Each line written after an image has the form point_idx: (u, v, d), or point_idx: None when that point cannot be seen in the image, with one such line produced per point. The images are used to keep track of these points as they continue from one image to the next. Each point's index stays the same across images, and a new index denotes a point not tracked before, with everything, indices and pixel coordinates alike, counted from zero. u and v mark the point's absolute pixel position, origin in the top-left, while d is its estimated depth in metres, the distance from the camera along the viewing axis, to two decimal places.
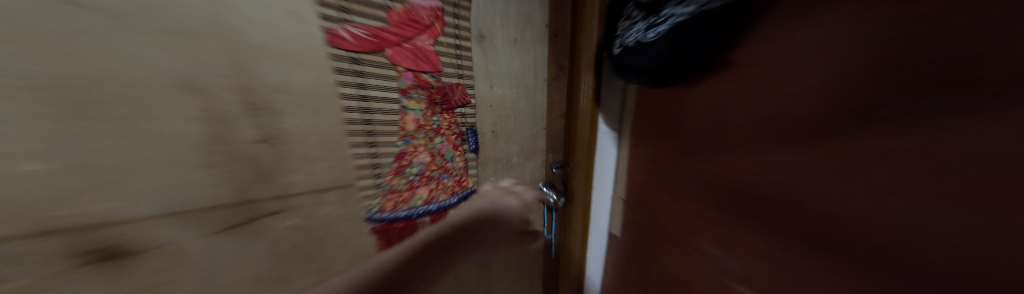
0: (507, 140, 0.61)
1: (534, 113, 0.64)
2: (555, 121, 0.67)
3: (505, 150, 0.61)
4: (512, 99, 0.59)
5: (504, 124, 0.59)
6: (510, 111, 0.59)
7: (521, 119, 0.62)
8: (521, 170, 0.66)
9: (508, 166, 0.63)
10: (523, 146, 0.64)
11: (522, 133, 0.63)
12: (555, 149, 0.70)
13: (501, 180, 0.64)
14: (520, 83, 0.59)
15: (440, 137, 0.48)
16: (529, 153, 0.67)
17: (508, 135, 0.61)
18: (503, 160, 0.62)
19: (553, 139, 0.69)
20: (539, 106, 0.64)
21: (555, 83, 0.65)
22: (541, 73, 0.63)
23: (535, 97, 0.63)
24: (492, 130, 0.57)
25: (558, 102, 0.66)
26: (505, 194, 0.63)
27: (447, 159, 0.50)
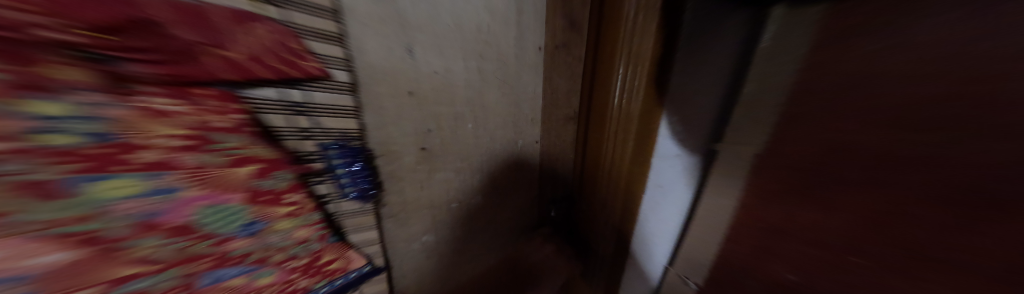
0: (464, 164, 0.34)
1: (520, 113, 0.38)
2: (558, 128, 0.39)
3: (460, 179, 0.35)
4: (470, 80, 0.31)
5: (456, 134, 0.31)
6: (470, 107, 0.32)
7: (492, 123, 0.35)
8: (492, 206, 0.41)
9: (468, 202, 0.37)
10: (495, 169, 0.38)
11: (494, 147, 0.37)
12: (553, 175, 0.43)
13: (458, 227, 0.38)
14: (489, 54, 0.31)
15: (142, 175, 0.11)
16: (507, 180, 0.41)
17: (464, 155, 0.34)
18: (453, 199, 0.35)
19: (548, 156, 0.43)
20: (528, 100, 0.38)
21: (558, 57, 0.35)
22: (532, 36, 0.34)
23: (523, 84, 0.36)
24: (424, 145, 0.29)
25: (565, 95, 0.36)
26: (464, 243, 0.40)
27: (250, 227, 0.16)
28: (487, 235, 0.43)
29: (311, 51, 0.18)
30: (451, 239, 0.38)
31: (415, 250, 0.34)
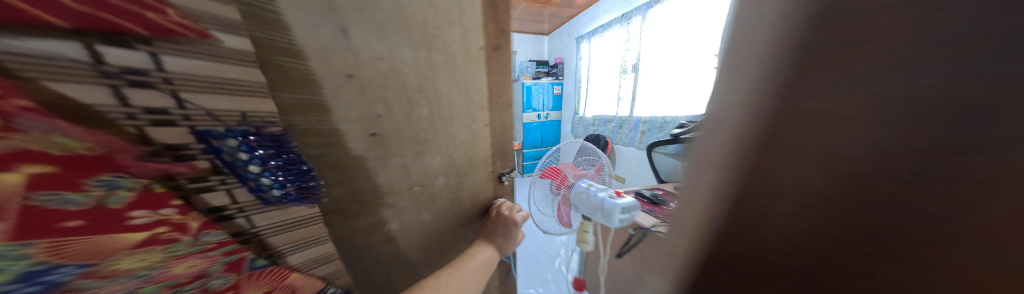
0: (421, 149, 0.35)
1: (471, 104, 0.40)
2: (502, 113, 0.45)
3: (419, 164, 0.36)
4: (419, 69, 0.31)
5: (410, 119, 0.32)
6: (422, 94, 0.32)
7: (446, 111, 0.36)
8: (454, 188, 0.43)
9: (430, 186, 0.39)
10: (454, 152, 0.41)
11: (450, 133, 0.39)
12: (505, 154, 0.51)
13: (422, 210, 0.39)
14: (437, 46, 0.32)
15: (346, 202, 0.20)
16: (466, 161, 0.44)
17: (421, 140, 0.35)
18: (414, 183, 0.36)
19: (498, 141, 0.47)
20: (478, 92, 0.40)
21: (496, 57, 0.40)
22: (473, 36, 0.36)
23: (470, 78, 0.38)
24: (374, 132, 0.29)
25: (504, 85, 0.43)
26: (428, 226, 0.42)
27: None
28: (451, 217, 0.45)
29: (185, 29, 0.16)
30: (415, 222, 0.39)
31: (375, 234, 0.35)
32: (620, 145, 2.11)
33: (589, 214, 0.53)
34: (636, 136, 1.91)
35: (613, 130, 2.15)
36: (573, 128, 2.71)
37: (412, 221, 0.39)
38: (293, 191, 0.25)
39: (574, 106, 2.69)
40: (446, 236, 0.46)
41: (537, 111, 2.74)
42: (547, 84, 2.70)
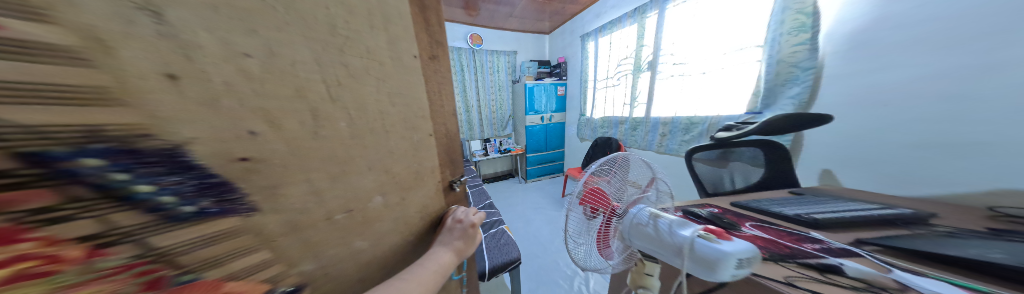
0: (342, 170, 0.28)
1: (411, 112, 0.37)
2: (446, 119, 0.49)
3: (346, 187, 0.29)
4: (327, 75, 0.25)
5: (319, 134, 0.25)
6: (334, 104, 0.26)
7: (376, 121, 0.31)
8: (400, 205, 0.38)
9: (362, 210, 0.32)
10: (393, 165, 0.35)
11: (387, 145, 0.33)
12: (454, 160, 0.53)
13: (349, 242, 0.32)
14: (354, 51, 0.28)
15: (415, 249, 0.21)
16: (412, 173, 0.39)
17: (343, 159, 0.28)
18: (339, 210, 0.29)
19: (445, 146, 0.49)
20: (418, 101, 0.39)
21: (432, 67, 0.44)
22: (405, 44, 0.35)
23: (406, 86, 0.36)
24: (248, 155, 0.20)
25: (444, 93, 0.48)
26: (365, 257, 0.34)
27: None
28: (398, 238, 0.39)
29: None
30: (341, 258, 0.31)
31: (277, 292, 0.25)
32: (635, 148, 1.97)
33: (663, 253, 0.49)
34: (655, 138, 1.76)
35: (626, 132, 2.01)
36: (579, 130, 2.59)
37: (348, 249, 0.32)
38: (215, 209, 0.18)
39: (577, 107, 2.57)
40: (393, 262, 0.39)
41: (540, 114, 2.62)
42: (550, 85, 2.58)
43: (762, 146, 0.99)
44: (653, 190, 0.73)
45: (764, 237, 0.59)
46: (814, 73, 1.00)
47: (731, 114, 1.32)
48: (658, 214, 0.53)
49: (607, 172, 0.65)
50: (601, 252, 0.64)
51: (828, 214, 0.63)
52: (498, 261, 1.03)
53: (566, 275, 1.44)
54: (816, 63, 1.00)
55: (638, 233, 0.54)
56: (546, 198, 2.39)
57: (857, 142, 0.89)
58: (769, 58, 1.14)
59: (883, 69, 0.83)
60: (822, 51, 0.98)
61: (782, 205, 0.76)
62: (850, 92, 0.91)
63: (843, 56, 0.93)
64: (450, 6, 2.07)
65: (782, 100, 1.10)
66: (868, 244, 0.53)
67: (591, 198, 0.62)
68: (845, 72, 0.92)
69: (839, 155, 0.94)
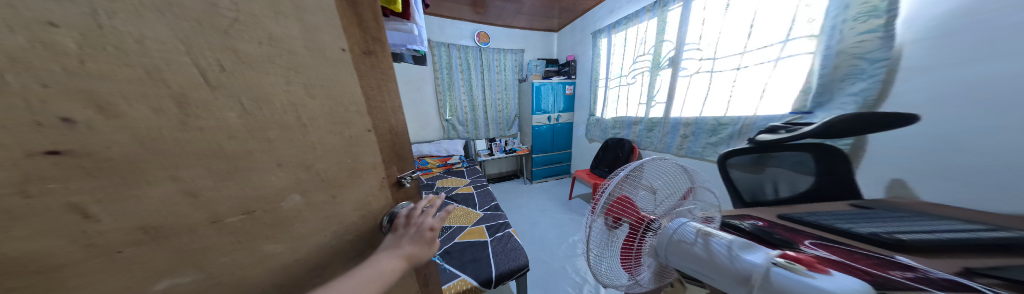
0: (231, 168, 0.24)
1: (340, 108, 0.33)
2: (391, 116, 0.43)
3: (241, 187, 0.26)
4: (198, 56, 0.20)
5: (190, 127, 0.20)
6: (213, 91, 0.21)
7: (286, 114, 0.27)
8: (329, 204, 0.35)
9: (269, 211, 0.29)
10: (317, 162, 0.32)
11: (304, 142, 0.29)
12: (402, 154, 0.48)
13: (253, 245, 0.29)
14: (245, 32, 0.23)
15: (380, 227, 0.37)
16: (345, 170, 0.36)
17: (233, 155, 0.24)
18: (231, 212, 0.25)
19: (388, 143, 0.43)
20: (350, 96, 0.34)
21: (368, 64, 0.37)
22: (327, 34, 0.30)
23: (326, 78, 0.30)
24: (66, 149, 0.15)
25: (384, 90, 0.41)
26: (279, 260, 0.32)
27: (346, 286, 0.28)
28: (327, 239, 0.36)
29: None
30: (238, 263, 0.28)
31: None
32: (650, 151, 1.81)
33: (713, 277, 0.40)
34: (674, 140, 1.60)
35: (641, 133, 1.85)
36: (588, 131, 2.44)
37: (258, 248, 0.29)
38: None
39: (587, 106, 2.43)
40: (320, 265, 0.36)
41: (547, 113, 2.52)
42: (558, 84, 2.48)
43: (812, 149, 0.88)
44: (696, 200, 0.64)
45: (829, 260, 0.50)
46: (886, 66, 0.79)
47: (771, 114, 1.11)
48: (710, 232, 0.43)
49: (634, 178, 0.59)
50: (627, 268, 0.58)
51: (917, 235, 0.51)
52: (504, 268, 0.97)
53: (576, 283, 1.34)
54: (890, 53, 0.78)
55: (679, 251, 0.45)
56: (552, 201, 2.29)
57: (948, 150, 0.65)
58: (826, 50, 0.94)
59: (989, 59, 0.61)
60: (898, 39, 0.76)
61: (852, 222, 0.64)
62: (935, 87, 0.68)
63: (928, 45, 0.71)
64: (458, 5, 2.06)
65: (843, 97, 0.89)
66: (981, 276, 0.38)
67: (615, 208, 0.56)
68: (934, 62, 0.69)
69: (916, 164, 0.70)
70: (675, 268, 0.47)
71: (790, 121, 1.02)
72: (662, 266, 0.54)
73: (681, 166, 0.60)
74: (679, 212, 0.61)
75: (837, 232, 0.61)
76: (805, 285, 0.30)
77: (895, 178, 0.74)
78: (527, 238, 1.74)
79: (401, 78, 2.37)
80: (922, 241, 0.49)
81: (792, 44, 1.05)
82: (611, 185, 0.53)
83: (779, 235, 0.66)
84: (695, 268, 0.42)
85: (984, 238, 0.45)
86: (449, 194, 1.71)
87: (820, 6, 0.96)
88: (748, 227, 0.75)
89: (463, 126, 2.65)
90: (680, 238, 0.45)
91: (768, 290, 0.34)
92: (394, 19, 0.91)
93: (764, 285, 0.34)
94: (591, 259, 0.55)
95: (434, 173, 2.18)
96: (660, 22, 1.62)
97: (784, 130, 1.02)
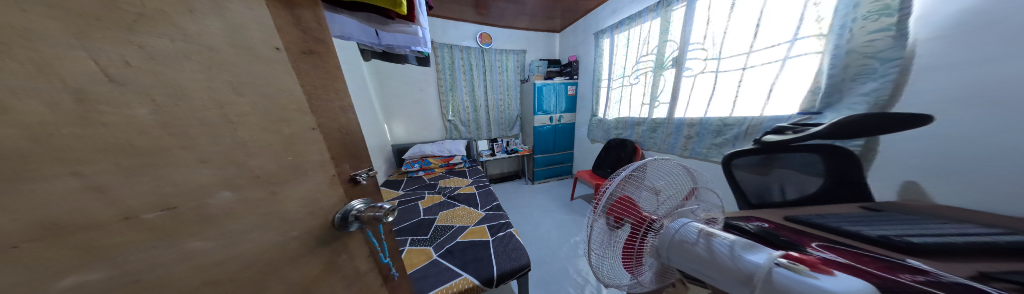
0: (145, 163, 0.22)
1: (275, 106, 0.31)
2: (341, 116, 0.42)
3: (157, 183, 0.24)
4: (98, 56, 0.20)
5: (92, 121, 0.19)
6: (118, 87, 0.20)
7: (207, 111, 0.26)
8: (265, 202, 0.32)
9: (194, 208, 0.26)
10: (251, 159, 0.30)
11: (231, 139, 0.27)
12: (358, 153, 0.46)
13: (176, 241, 0.25)
14: (153, 30, 0.23)
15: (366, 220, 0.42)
16: (287, 167, 0.33)
17: (145, 151, 0.22)
18: (148, 208, 0.23)
19: (339, 142, 0.41)
20: (287, 93, 0.33)
21: (311, 63, 0.37)
22: (257, 32, 0.30)
23: (260, 77, 0.30)
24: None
25: (334, 90, 0.41)
26: (217, 256, 0.28)
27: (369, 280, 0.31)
28: (271, 237, 0.33)
29: None
30: (163, 260, 0.25)
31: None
32: (654, 151, 1.81)
33: (716, 278, 0.41)
34: (678, 141, 1.59)
35: (644, 134, 1.85)
36: (590, 131, 2.45)
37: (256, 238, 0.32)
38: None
39: (589, 107, 2.44)
40: (272, 262, 0.34)
41: (549, 114, 2.53)
42: (561, 85, 2.49)
43: (823, 152, 0.89)
44: (699, 201, 0.65)
45: (839, 265, 0.48)
46: (899, 65, 0.78)
47: (780, 114, 1.10)
48: (711, 232, 0.44)
49: (637, 178, 0.60)
50: (629, 268, 0.59)
51: (931, 238, 0.50)
52: (508, 267, 0.98)
53: (577, 283, 1.35)
54: (903, 52, 0.78)
55: (680, 252, 0.46)
56: (554, 201, 2.30)
57: (963, 150, 0.66)
58: (835, 49, 0.94)
59: (1002, 58, 0.61)
60: (912, 37, 0.76)
61: (862, 224, 0.64)
62: (945, 86, 0.69)
63: (945, 42, 0.70)
64: (462, 7, 2.09)
65: (851, 97, 0.89)
66: (993, 280, 0.39)
67: (619, 207, 0.57)
68: (949, 61, 0.69)
69: (927, 164, 0.71)
70: (678, 269, 0.48)
71: (798, 122, 1.01)
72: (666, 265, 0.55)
73: (686, 168, 0.61)
74: (681, 212, 0.62)
75: (841, 232, 0.63)
76: (802, 284, 0.31)
77: (909, 180, 0.75)
78: (530, 238, 1.75)
79: (405, 79, 2.40)
80: (929, 238, 0.51)
81: (801, 44, 1.04)
82: (612, 185, 0.54)
83: (785, 237, 0.69)
84: (700, 269, 0.43)
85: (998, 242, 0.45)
86: (450, 194, 1.73)
87: (829, 4, 0.95)
88: (754, 229, 0.77)
89: (466, 126, 2.68)
90: (682, 240, 0.47)
91: (770, 289, 0.34)
92: (400, 21, 0.89)
93: (766, 285, 0.35)
94: (594, 258, 0.55)
95: (437, 173, 2.19)
96: (664, 23, 1.62)
97: (793, 131, 1.01)
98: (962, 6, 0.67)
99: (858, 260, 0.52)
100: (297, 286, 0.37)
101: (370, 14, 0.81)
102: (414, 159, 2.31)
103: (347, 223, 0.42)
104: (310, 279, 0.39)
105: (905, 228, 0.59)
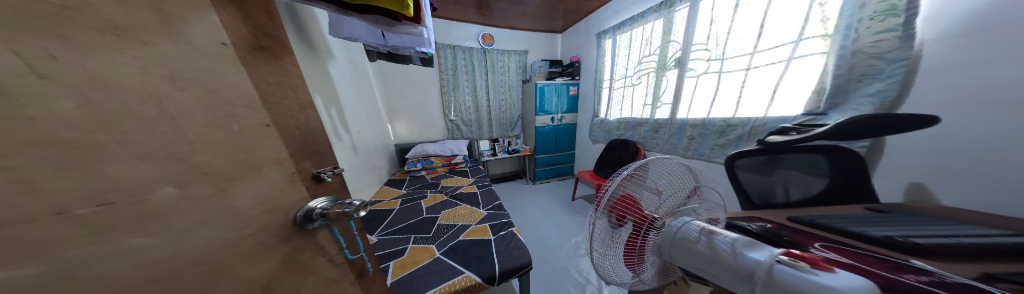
0: (76, 157, 0.20)
1: (222, 101, 0.30)
2: (297, 114, 0.44)
3: (91, 179, 0.21)
4: (20, 47, 0.17)
5: (17, 118, 0.17)
6: (45, 80, 0.18)
7: (143, 106, 0.24)
8: (217, 199, 0.30)
9: (132, 204, 0.23)
10: (196, 154, 0.27)
11: (173, 134, 0.25)
12: (316, 151, 0.48)
13: (115, 236, 0.23)
14: (75, 23, 0.21)
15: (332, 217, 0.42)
16: (237, 164, 0.31)
17: (78, 146, 0.20)
18: (83, 203, 0.21)
19: (297, 139, 0.43)
20: (236, 88, 0.31)
21: (259, 59, 0.38)
22: (198, 26, 0.29)
23: (202, 71, 0.28)
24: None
25: (285, 87, 0.42)
26: (159, 253, 0.26)
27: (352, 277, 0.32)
28: (221, 234, 0.30)
29: None
30: (95, 259, 0.22)
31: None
32: (656, 152, 1.79)
33: (718, 276, 0.40)
34: (680, 141, 1.58)
35: (646, 135, 1.83)
36: (591, 132, 2.44)
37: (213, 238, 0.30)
38: None
39: (591, 107, 2.42)
40: (226, 259, 0.31)
41: (551, 114, 2.52)
42: (563, 85, 2.48)
43: (830, 153, 0.83)
44: (700, 200, 0.64)
45: (841, 262, 0.46)
46: (905, 66, 0.77)
47: (783, 115, 1.10)
48: (714, 230, 0.43)
49: (638, 178, 0.60)
50: (630, 266, 0.57)
51: (932, 238, 0.51)
52: (510, 265, 0.98)
53: (578, 283, 1.35)
54: (909, 53, 0.76)
55: (682, 249, 0.45)
56: (555, 201, 2.29)
57: (976, 152, 0.63)
58: (841, 49, 0.92)
59: (1005, 60, 0.60)
60: (920, 37, 0.74)
61: (869, 225, 0.63)
62: (963, 86, 0.66)
63: (950, 44, 0.69)
64: (464, 7, 2.09)
65: (858, 98, 0.87)
66: (998, 281, 0.38)
67: (620, 206, 0.56)
68: (955, 62, 0.68)
69: (933, 165, 0.70)
70: (680, 267, 0.47)
71: (802, 123, 0.99)
72: (667, 264, 0.54)
73: (688, 168, 0.60)
74: (683, 211, 0.61)
75: (843, 232, 0.62)
76: (802, 279, 0.30)
77: (916, 181, 0.74)
78: (532, 238, 1.74)
79: (409, 79, 2.40)
80: (933, 238, 0.50)
81: (805, 44, 1.03)
82: (613, 185, 0.54)
83: (789, 238, 0.64)
84: (701, 268, 0.42)
85: (1004, 244, 0.45)
86: (453, 192, 1.73)
87: (835, 4, 0.94)
88: (755, 229, 0.72)
89: (468, 126, 2.68)
90: (682, 237, 0.46)
91: (772, 287, 0.33)
92: (406, 23, 0.88)
93: (767, 282, 0.33)
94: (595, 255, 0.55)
95: (439, 172, 2.19)
96: (668, 23, 1.60)
97: (795, 132, 0.98)
98: (971, 7, 0.65)
99: (858, 255, 0.51)
100: (258, 288, 0.35)
101: (377, 16, 0.81)
102: (417, 159, 2.30)
103: (309, 221, 0.41)
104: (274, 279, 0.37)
105: (910, 227, 0.58)
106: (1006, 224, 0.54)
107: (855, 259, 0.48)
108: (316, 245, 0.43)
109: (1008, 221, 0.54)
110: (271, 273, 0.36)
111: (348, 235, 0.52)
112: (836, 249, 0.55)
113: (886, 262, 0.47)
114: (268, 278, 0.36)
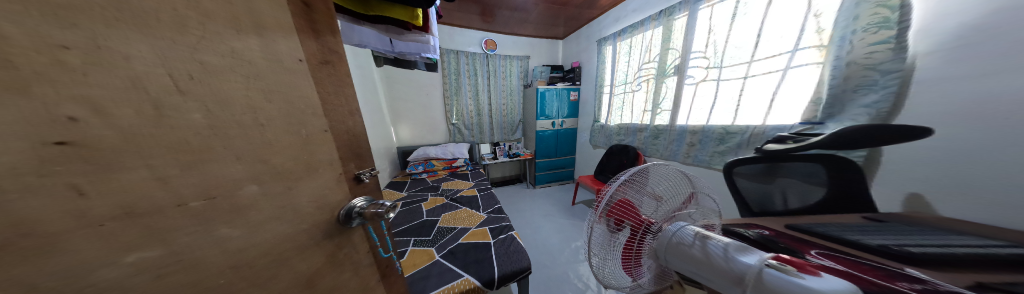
0: (193, 158, 0.24)
1: (295, 110, 0.32)
2: (349, 119, 0.43)
3: (204, 177, 0.25)
4: (165, 73, 0.22)
5: (162, 124, 0.22)
6: (184, 96, 0.23)
7: (244, 114, 0.27)
8: (283, 196, 0.32)
9: (229, 199, 0.27)
10: (274, 156, 0.30)
11: (260, 139, 0.29)
12: (362, 153, 0.47)
13: (214, 228, 0.26)
14: (210, 48, 0.24)
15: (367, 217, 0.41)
16: (301, 165, 0.34)
17: (196, 149, 0.24)
18: (195, 196, 0.24)
19: (346, 143, 0.42)
20: (306, 98, 0.34)
21: (326, 72, 0.39)
22: (285, 45, 0.31)
23: (285, 84, 0.31)
24: (68, 139, 0.17)
25: (343, 96, 0.42)
26: (239, 243, 0.28)
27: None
28: (281, 229, 0.33)
29: None
30: (196, 246, 0.25)
31: (84, 290, 0.19)
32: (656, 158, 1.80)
33: (712, 280, 0.40)
34: (680, 148, 1.59)
35: (646, 140, 1.85)
36: (591, 137, 2.46)
37: (276, 231, 0.32)
38: None
39: (592, 112, 2.45)
40: (284, 252, 0.34)
41: (551, 119, 2.55)
42: (564, 90, 2.51)
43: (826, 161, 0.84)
44: (697, 206, 0.65)
45: (835, 269, 0.46)
46: (898, 78, 0.79)
47: (781, 123, 1.11)
48: (708, 235, 0.44)
49: (637, 183, 0.62)
50: (628, 269, 0.58)
51: (928, 248, 0.51)
52: (509, 269, 0.98)
53: (578, 288, 1.34)
54: (902, 65, 0.78)
55: (679, 253, 0.46)
56: (555, 205, 2.29)
57: (979, 165, 0.63)
58: (836, 60, 0.94)
59: (1001, 72, 0.61)
60: (911, 50, 0.77)
61: (863, 233, 0.64)
62: (952, 100, 0.68)
63: (941, 57, 0.71)
64: (467, 15, 2.15)
65: (854, 109, 0.88)
66: (990, 290, 0.38)
67: (618, 210, 0.58)
68: (945, 75, 0.70)
69: (929, 175, 0.71)
70: (676, 271, 0.48)
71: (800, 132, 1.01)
72: (663, 268, 0.54)
73: (685, 174, 0.62)
74: (679, 216, 0.62)
75: (838, 240, 0.63)
76: (789, 283, 0.31)
77: (914, 192, 0.74)
78: (533, 242, 1.74)
79: (412, 83, 2.45)
80: (926, 247, 0.52)
81: (802, 54, 1.05)
82: (610, 190, 0.55)
83: (785, 244, 0.66)
84: (697, 273, 0.43)
85: (996, 254, 0.46)
86: (453, 195, 1.74)
87: (830, 16, 0.97)
88: (753, 236, 0.73)
89: (469, 130, 2.70)
90: (677, 241, 0.47)
91: (761, 289, 0.34)
92: (415, 31, 0.93)
93: (756, 284, 0.35)
94: (594, 259, 0.56)
95: (440, 175, 2.20)
96: (666, 32, 1.64)
97: (794, 140, 0.99)
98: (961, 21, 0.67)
99: (848, 262, 0.52)
100: (304, 281, 0.36)
101: (388, 25, 0.87)
102: (419, 161, 2.33)
103: (350, 220, 0.41)
104: (317, 276, 0.38)
105: (898, 236, 0.59)
106: (995, 234, 0.55)
107: (848, 267, 0.49)
108: (353, 244, 0.44)
109: (994, 233, 0.56)
110: (316, 268, 0.38)
111: (381, 235, 0.52)
112: (826, 256, 0.56)
113: (877, 270, 0.47)
114: (314, 273, 0.37)
